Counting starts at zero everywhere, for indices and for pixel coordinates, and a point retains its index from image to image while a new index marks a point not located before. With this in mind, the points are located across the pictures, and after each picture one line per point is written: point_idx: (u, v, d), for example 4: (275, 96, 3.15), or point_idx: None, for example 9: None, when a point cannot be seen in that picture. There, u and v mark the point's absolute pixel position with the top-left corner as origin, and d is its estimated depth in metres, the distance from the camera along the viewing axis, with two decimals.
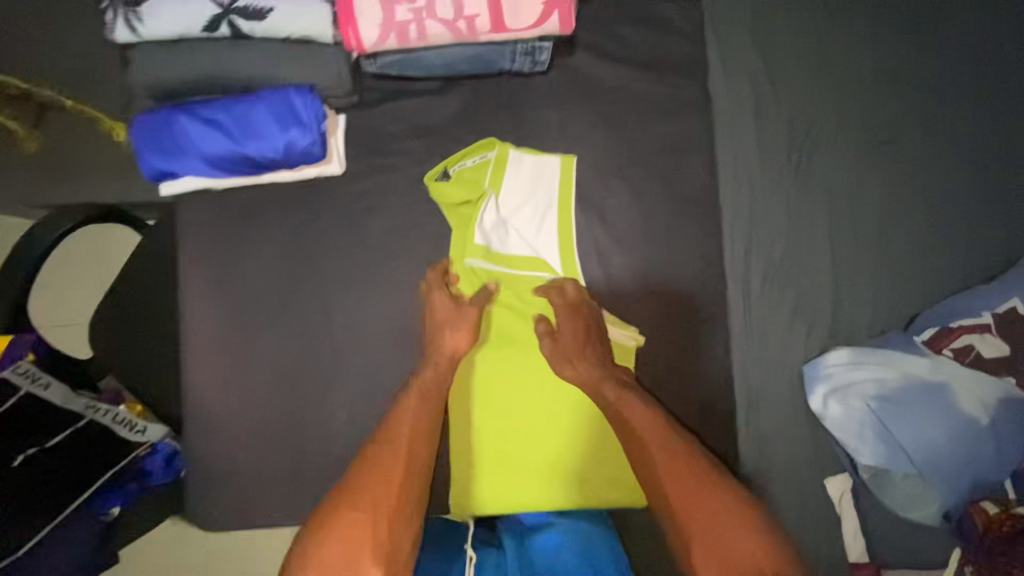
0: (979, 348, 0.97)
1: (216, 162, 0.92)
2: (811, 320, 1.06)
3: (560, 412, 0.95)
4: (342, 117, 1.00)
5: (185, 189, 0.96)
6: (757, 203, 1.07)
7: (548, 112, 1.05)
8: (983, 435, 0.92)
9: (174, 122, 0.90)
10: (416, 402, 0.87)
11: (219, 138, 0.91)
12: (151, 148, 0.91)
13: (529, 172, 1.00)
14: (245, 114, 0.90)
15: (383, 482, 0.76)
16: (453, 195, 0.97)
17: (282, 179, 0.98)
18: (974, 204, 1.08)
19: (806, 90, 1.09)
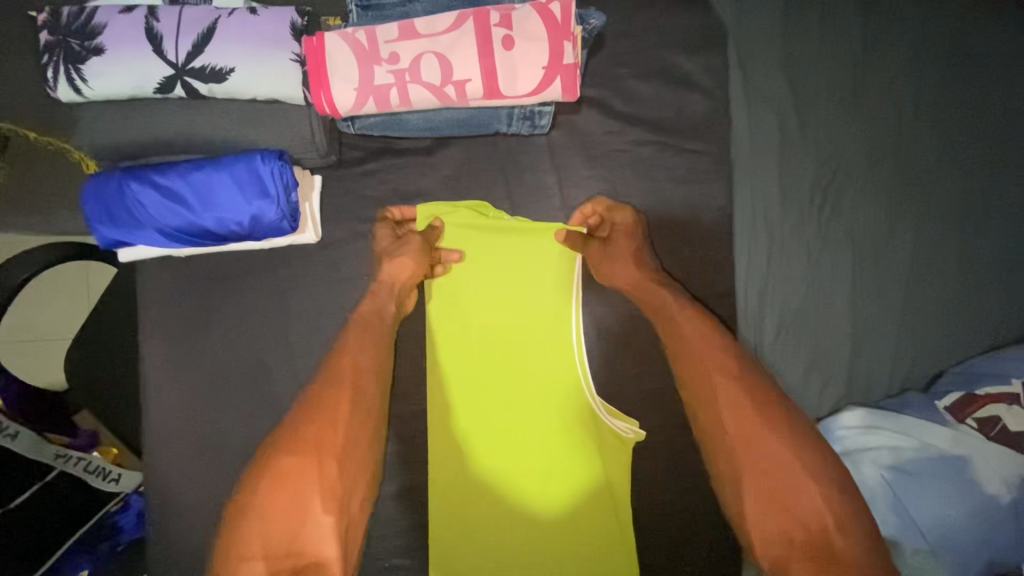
0: (1006, 420, 0.89)
1: (173, 236, 0.82)
2: (826, 379, 1.00)
3: (549, 404, 0.92)
4: (318, 176, 0.92)
5: (146, 254, 0.89)
6: (774, 266, 1.00)
7: (546, 175, 0.98)
8: (1007, 515, 0.85)
9: (125, 189, 0.79)
10: (359, 335, 0.81)
11: (175, 210, 0.80)
12: (102, 218, 0.80)
13: (522, 241, 0.95)
14: (205, 183, 0.79)
15: (331, 422, 0.69)
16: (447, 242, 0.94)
17: (253, 248, 0.89)
18: (1012, 261, 0.99)
19: (833, 145, 1.00)
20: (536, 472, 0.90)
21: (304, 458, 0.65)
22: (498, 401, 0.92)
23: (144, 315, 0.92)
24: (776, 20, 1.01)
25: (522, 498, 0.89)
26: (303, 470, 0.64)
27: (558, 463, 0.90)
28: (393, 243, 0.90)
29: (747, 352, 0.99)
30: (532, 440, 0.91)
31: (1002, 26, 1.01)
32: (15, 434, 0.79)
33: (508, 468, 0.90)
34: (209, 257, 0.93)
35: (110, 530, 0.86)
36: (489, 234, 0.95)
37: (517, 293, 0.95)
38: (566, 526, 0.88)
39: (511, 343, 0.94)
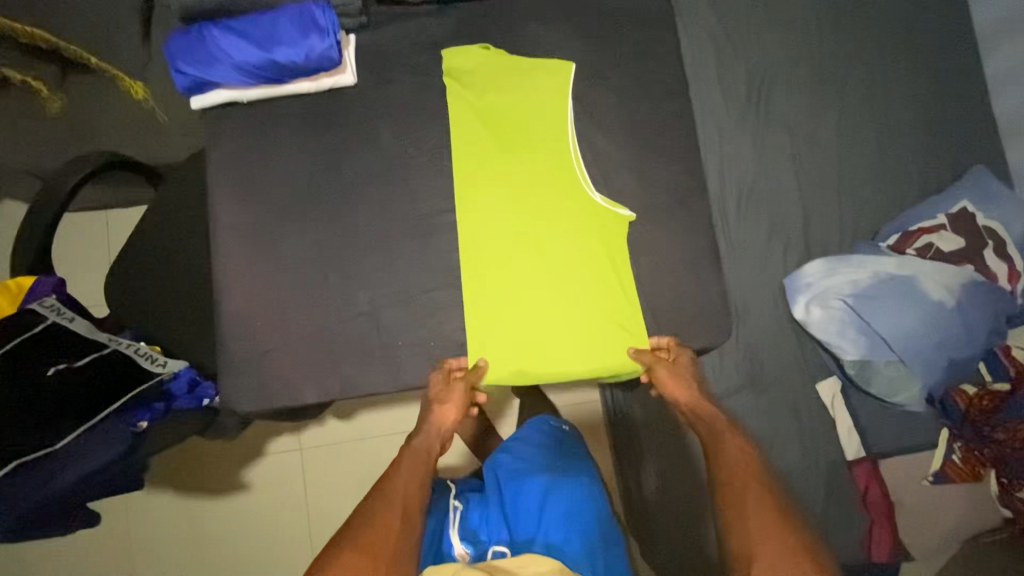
0: (938, 245, 1.07)
1: (248, 71, 0.82)
2: (786, 239, 1.14)
3: (565, 230, 0.85)
4: (353, 38, 0.87)
5: (216, 102, 0.84)
6: (726, 139, 1.18)
7: None
8: (953, 317, 1.00)
9: (207, 35, 0.81)
10: (408, 468, 0.79)
11: (249, 48, 0.81)
12: (186, 59, 0.81)
13: (544, 88, 0.88)
14: (270, 22, 0.81)
15: (388, 505, 0.73)
16: (465, 70, 0.88)
17: (303, 91, 0.85)
18: (918, 128, 1.19)
19: (759, 41, 1.21)
20: (561, 295, 0.85)
21: (394, 488, 0.76)
22: (520, 240, 0.85)
23: (182, 210, 1.01)
24: None
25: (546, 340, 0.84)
26: (382, 507, 0.72)
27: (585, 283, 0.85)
28: (441, 390, 0.82)
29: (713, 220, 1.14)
30: (557, 280, 0.85)
31: None
32: (71, 318, 0.86)
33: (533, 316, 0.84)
34: (211, 130, 0.86)
35: (163, 394, 0.84)
36: (509, 64, 0.88)
37: (525, 152, 0.87)
38: (601, 347, 0.84)
39: (532, 184, 0.86)
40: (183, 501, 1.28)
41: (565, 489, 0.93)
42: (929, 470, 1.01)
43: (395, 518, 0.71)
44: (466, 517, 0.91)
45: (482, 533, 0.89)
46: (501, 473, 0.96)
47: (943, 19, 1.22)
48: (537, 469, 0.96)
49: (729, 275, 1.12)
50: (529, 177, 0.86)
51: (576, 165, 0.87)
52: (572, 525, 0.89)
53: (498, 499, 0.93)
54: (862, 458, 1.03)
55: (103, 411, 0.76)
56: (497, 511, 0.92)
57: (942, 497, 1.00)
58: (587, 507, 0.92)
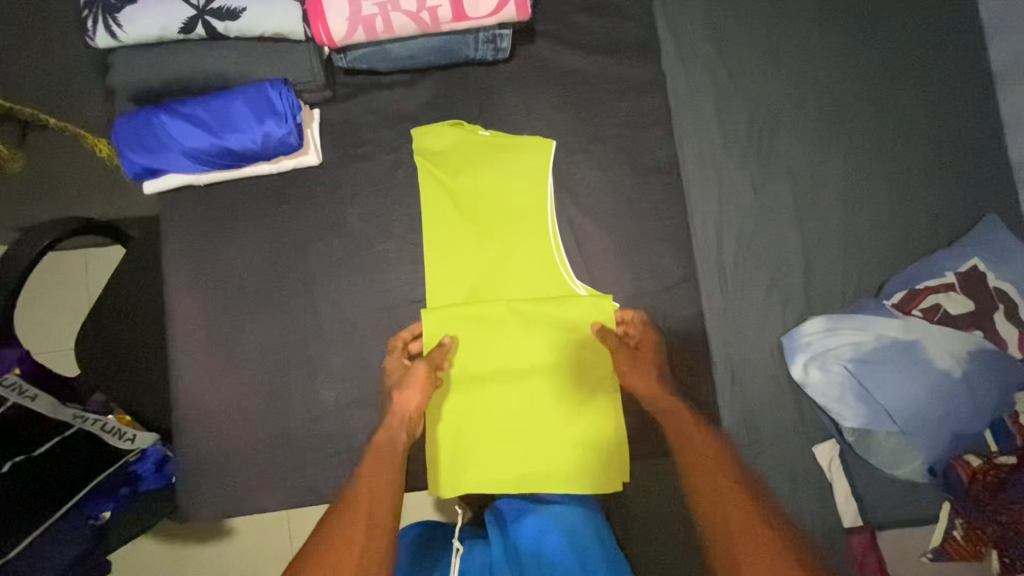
0: (946, 306, 1.01)
1: (199, 157, 0.87)
2: (785, 295, 1.08)
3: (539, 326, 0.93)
4: (316, 111, 0.94)
5: (171, 185, 0.92)
6: (725, 187, 1.12)
7: (514, 94, 0.97)
8: (959, 386, 0.95)
9: (155, 119, 0.85)
10: (371, 464, 0.78)
11: (200, 134, 0.85)
12: (135, 146, 0.86)
13: (516, 163, 0.96)
14: (223, 107, 0.85)
15: (363, 503, 0.71)
16: (441, 150, 0.95)
17: (263, 172, 0.93)
18: (928, 175, 1.13)
19: (761, 81, 1.14)
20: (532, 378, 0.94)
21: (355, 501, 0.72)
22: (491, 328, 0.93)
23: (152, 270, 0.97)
24: None
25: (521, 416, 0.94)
26: (350, 534, 0.67)
27: (551, 365, 0.94)
28: (400, 372, 0.89)
29: (708, 275, 1.09)
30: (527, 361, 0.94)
31: None
32: (34, 396, 0.81)
33: (500, 379, 0.94)
34: (199, 218, 0.94)
35: (129, 476, 0.83)
36: (480, 140, 0.96)
37: (494, 240, 0.94)
38: (586, 435, 0.94)
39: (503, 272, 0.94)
40: (168, 551, 1.27)
41: (564, 523, 0.85)
42: (929, 546, 0.97)
43: (357, 537, 0.66)
44: (469, 558, 0.81)
45: (489, 573, 0.78)
46: (501, 513, 0.88)
47: (957, 58, 1.15)
48: (531, 505, 0.89)
49: (723, 335, 1.07)
50: (494, 259, 0.94)
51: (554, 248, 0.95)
52: (573, 553, 0.80)
53: (501, 537, 0.83)
54: (859, 527, 0.99)
55: (61, 509, 0.75)
56: (500, 545, 0.82)
57: (942, 574, 0.97)
58: (588, 539, 0.83)
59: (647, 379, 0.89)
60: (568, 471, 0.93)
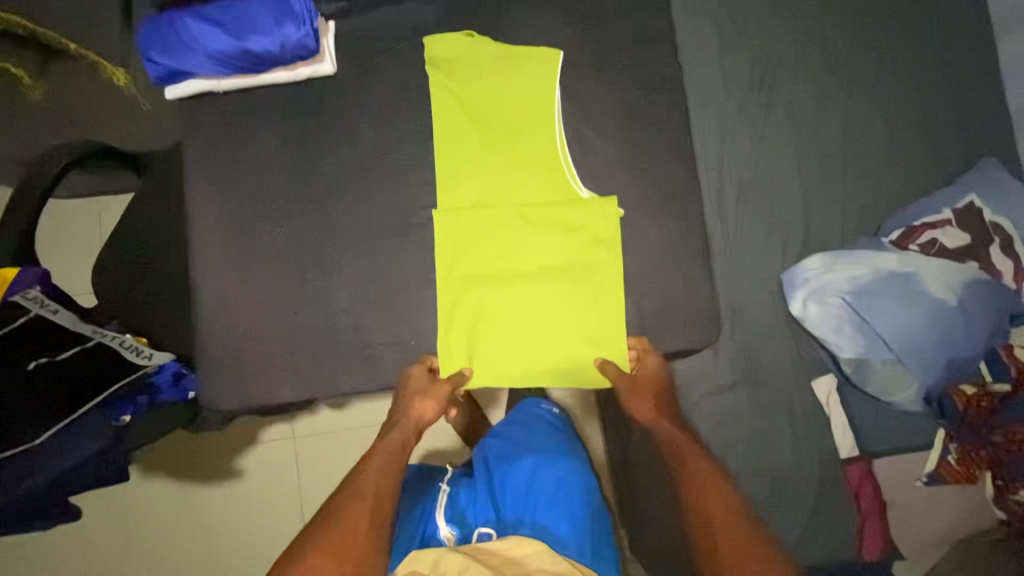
0: (942, 241, 1.04)
1: (219, 59, 0.85)
2: (785, 231, 1.11)
3: (544, 224, 0.89)
4: (332, 24, 0.91)
5: (191, 93, 0.89)
6: (727, 126, 1.14)
7: (520, 16, 0.92)
8: (954, 314, 0.97)
9: (178, 21, 0.84)
10: (380, 461, 0.87)
11: (221, 35, 0.84)
12: (157, 48, 0.85)
13: (526, 76, 0.91)
14: (245, 10, 0.84)
15: (360, 501, 0.81)
16: (449, 65, 0.90)
17: (281, 81, 0.89)
18: (927, 116, 1.15)
19: (762, 25, 1.16)
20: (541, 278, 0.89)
21: (365, 489, 0.83)
22: (501, 222, 0.89)
23: (168, 199, 1.00)
24: None
25: (529, 313, 0.89)
26: (355, 515, 0.79)
27: (558, 266, 0.89)
28: (423, 386, 0.89)
29: (710, 214, 1.11)
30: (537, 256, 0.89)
31: None
32: (55, 311, 0.83)
33: (509, 278, 0.89)
34: (203, 139, 0.89)
35: (148, 386, 0.86)
36: (492, 53, 0.91)
37: (502, 136, 0.90)
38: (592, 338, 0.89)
39: (515, 168, 0.89)
40: (178, 491, 1.29)
41: (551, 468, 0.94)
42: (924, 471, 1.00)
43: (361, 522, 0.78)
44: (455, 499, 0.91)
45: (471, 516, 0.88)
46: (489, 457, 0.97)
47: (956, 4, 1.17)
48: (519, 451, 0.97)
49: (725, 272, 1.09)
50: (503, 154, 0.89)
51: (560, 153, 0.90)
52: (557, 501, 0.89)
53: (486, 481, 0.93)
54: (856, 456, 1.01)
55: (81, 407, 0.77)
56: (486, 490, 0.92)
57: (935, 499, 1.00)
58: (574, 487, 0.92)
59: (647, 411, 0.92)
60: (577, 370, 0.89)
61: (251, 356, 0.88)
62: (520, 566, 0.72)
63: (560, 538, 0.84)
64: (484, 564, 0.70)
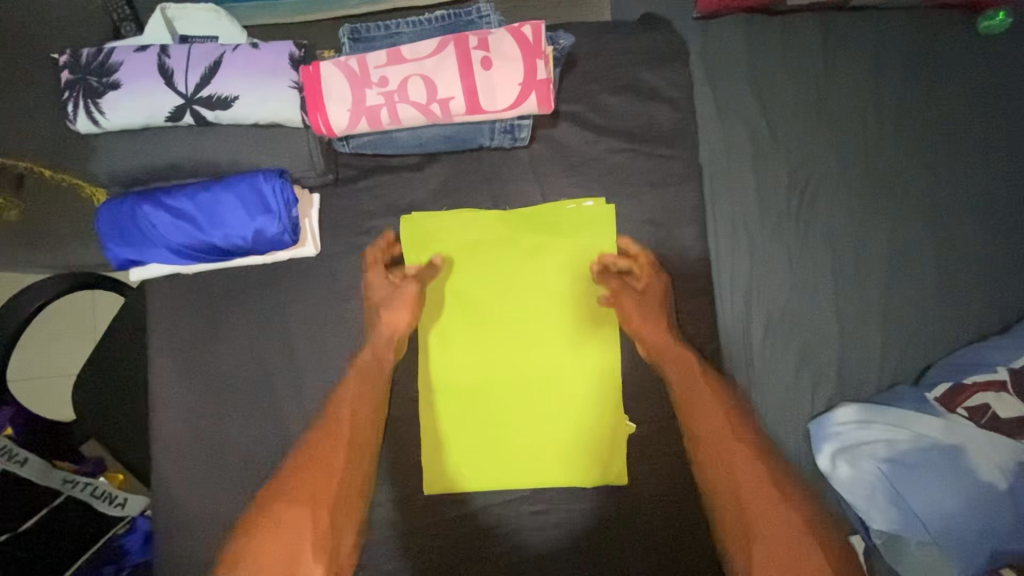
0: (995, 408, 0.92)
1: (182, 251, 0.83)
2: (816, 374, 1.01)
3: (539, 329, 0.93)
4: (316, 196, 0.90)
5: (159, 274, 0.87)
6: (758, 253, 1.02)
7: (528, 186, 0.94)
8: (1004, 500, 0.86)
9: (137, 210, 0.81)
10: (354, 385, 0.83)
11: (185, 228, 0.81)
12: (116, 238, 0.82)
13: (520, 213, 0.93)
14: (210, 201, 0.81)
15: (324, 468, 0.74)
16: (442, 235, 0.92)
17: (254, 263, 0.88)
18: (982, 250, 1.03)
19: (805, 140, 1.04)
20: (529, 383, 0.93)
21: (341, 422, 0.80)
22: (489, 372, 0.93)
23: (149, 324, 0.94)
24: (740, 31, 1.06)
25: (517, 390, 0.93)
26: (331, 451, 0.76)
27: (552, 378, 0.94)
28: (387, 290, 0.88)
29: (733, 358, 1.00)
30: (532, 359, 0.93)
31: (956, 32, 1.08)
32: (24, 459, 0.80)
33: (498, 372, 0.93)
34: (198, 287, 0.89)
35: (115, 553, 0.84)
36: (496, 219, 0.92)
37: (496, 258, 0.93)
38: (575, 430, 0.93)
39: (503, 306, 0.93)
40: None
41: None
42: None
43: (339, 454, 0.76)
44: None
45: None
46: None
47: (1016, 132, 1.06)
48: None
49: None
50: (498, 269, 0.93)
51: (559, 285, 0.94)
52: None
53: None
54: None
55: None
56: None
57: None
58: None
59: (655, 314, 0.90)
60: (570, 457, 0.93)
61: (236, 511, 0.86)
62: None
63: None
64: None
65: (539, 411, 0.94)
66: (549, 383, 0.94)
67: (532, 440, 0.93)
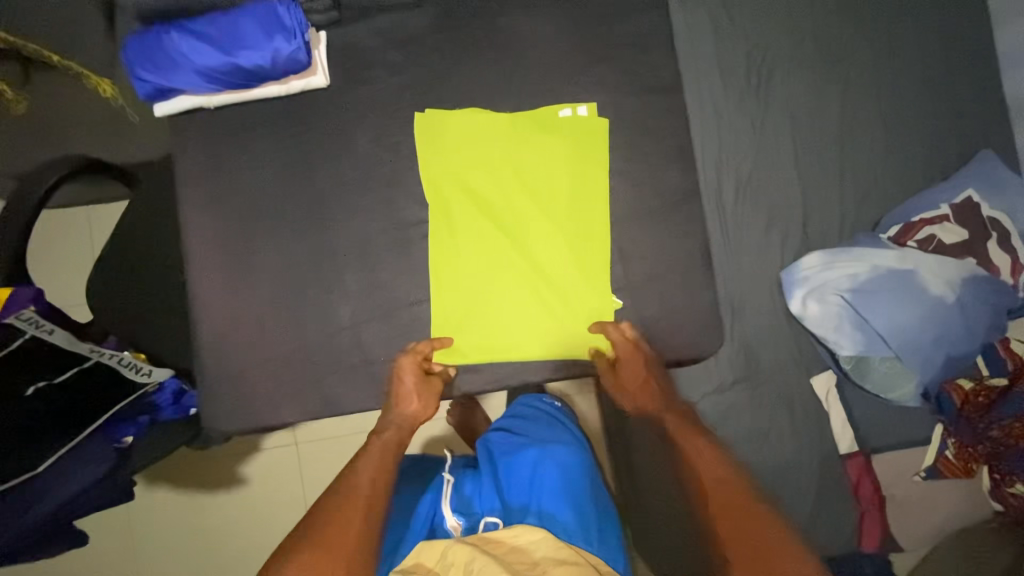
0: (940, 237, 1.04)
1: (207, 76, 0.74)
2: (784, 228, 1.11)
3: (540, 225, 0.81)
4: (323, 35, 0.79)
5: (181, 109, 0.77)
6: (724, 122, 1.12)
7: (521, 22, 0.82)
8: (953, 311, 0.98)
9: (164, 36, 0.73)
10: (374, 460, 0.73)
11: (206, 49, 0.73)
12: (141, 62, 0.73)
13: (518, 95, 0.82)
14: (230, 19, 0.73)
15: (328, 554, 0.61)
16: (445, 134, 0.81)
17: (272, 95, 0.78)
18: (925, 108, 1.14)
19: (760, 18, 1.14)
20: (534, 284, 0.81)
21: (358, 487, 0.69)
22: (497, 276, 0.81)
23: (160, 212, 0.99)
24: None
25: (518, 292, 0.81)
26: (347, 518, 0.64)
27: (554, 274, 0.81)
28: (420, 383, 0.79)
29: (709, 215, 1.10)
30: (541, 258, 0.81)
31: None
32: (51, 331, 0.80)
33: (505, 281, 0.81)
34: None
35: (148, 405, 0.86)
36: (503, 119, 0.81)
37: (503, 158, 0.81)
38: (576, 325, 0.82)
39: (509, 207, 0.81)
40: (186, 498, 1.28)
41: (557, 459, 0.94)
42: (922, 466, 1.01)
43: (356, 519, 0.65)
44: (461, 489, 0.90)
45: (477, 507, 0.87)
46: (495, 450, 0.96)
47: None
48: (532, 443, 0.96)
49: (724, 269, 1.09)
50: (504, 168, 0.81)
51: (561, 170, 0.81)
52: (560, 489, 0.88)
53: (492, 472, 0.92)
54: (855, 452, 1.02)
55: (70, 441, 0.77)
56: (491, 482, 0.91)
57: (933, 492, 1.01)
58: (579, 480, 0.92)
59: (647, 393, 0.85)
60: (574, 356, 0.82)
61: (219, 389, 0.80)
62: (526, 555, 0.70)
63: (565, 531, 0.81)
64: (497, 559, 0.67)
65: (540, 311, 0.81)
66: (552, 277, 0.81)
67: (533, 340, 0.81)
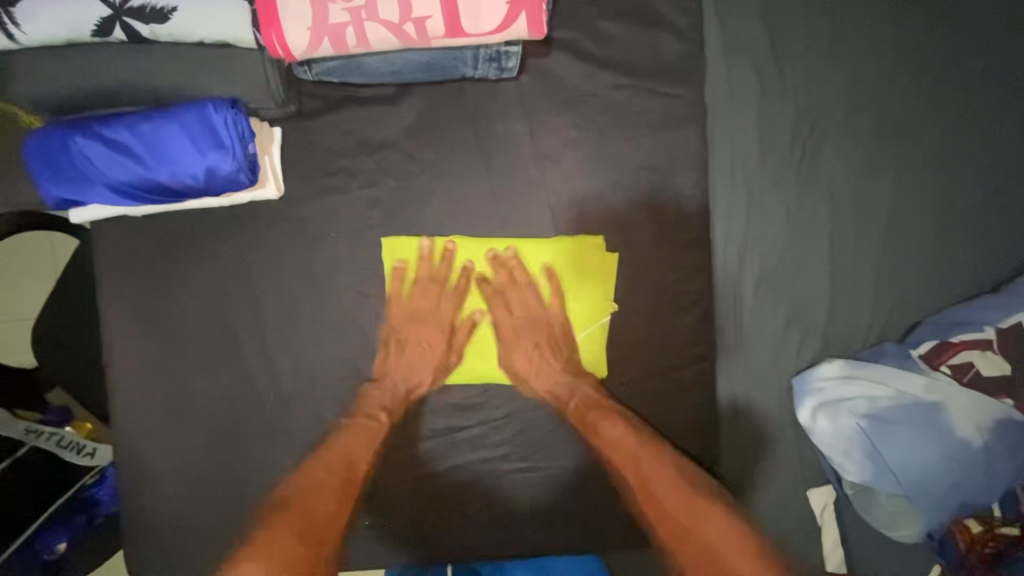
0: (979, 366, 0.92)
1: (126, 189, 0.80)
2: (805, 331, 0.99)
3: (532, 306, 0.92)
4: (277, 129, 0.89)
5: (99, 214, 0.85)
6: (756, 203, 0.97)
7: (516, 125, 0.93)
8: (979, 457, 0.88)
9: (70, 143, 0.77)
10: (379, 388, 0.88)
11: (126, 163, 0.78)
12: (49, 174, 0.78)
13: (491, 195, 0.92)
14: (154, 135, 0.77)
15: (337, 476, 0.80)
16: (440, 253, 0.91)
17: (208, 204, 0.86)
18: (987, 208, 0.99)
19: (817, 83, 0.97)
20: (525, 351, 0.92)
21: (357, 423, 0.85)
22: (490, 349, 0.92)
23: (103, 282, 0.89)
24: None
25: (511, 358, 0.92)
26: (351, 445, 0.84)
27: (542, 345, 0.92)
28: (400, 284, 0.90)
29: (725, 308, 0.98)
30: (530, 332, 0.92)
31: None
32: None
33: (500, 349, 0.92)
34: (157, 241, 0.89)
35: (85, 503, 0.89)
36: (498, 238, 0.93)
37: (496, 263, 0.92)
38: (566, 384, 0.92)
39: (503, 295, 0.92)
40: None
41: None
42: None
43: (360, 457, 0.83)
44: None
45: None
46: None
47: None
48: None
49: (729, 370, 0.99)
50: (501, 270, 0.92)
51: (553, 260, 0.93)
52: None
53: None
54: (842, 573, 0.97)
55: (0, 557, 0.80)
56: None
57: None
58: None
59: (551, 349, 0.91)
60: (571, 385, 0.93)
61: (218, 457, 0.90)
62: None
63: None
64: None
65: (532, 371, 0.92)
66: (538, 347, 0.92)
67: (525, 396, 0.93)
